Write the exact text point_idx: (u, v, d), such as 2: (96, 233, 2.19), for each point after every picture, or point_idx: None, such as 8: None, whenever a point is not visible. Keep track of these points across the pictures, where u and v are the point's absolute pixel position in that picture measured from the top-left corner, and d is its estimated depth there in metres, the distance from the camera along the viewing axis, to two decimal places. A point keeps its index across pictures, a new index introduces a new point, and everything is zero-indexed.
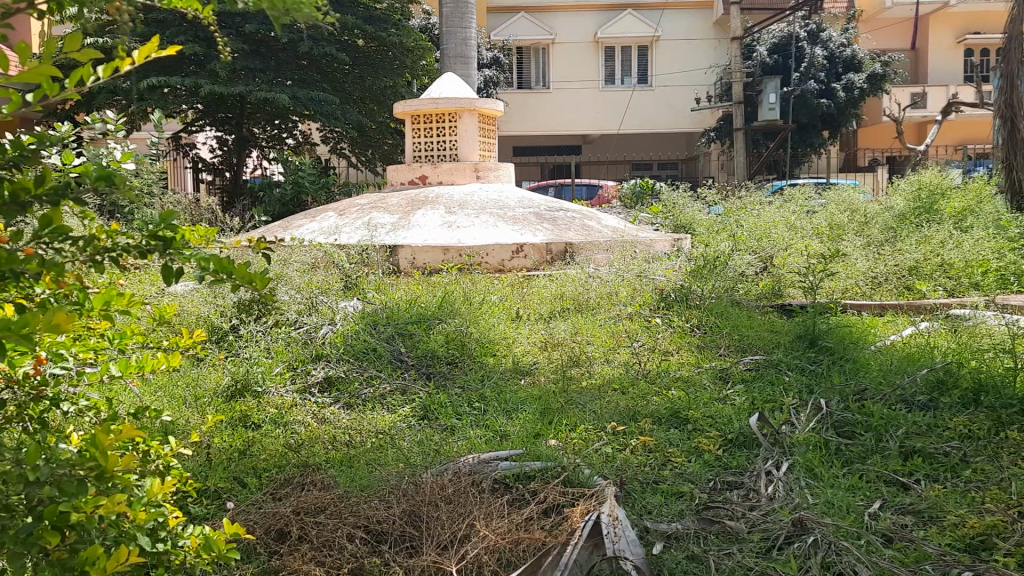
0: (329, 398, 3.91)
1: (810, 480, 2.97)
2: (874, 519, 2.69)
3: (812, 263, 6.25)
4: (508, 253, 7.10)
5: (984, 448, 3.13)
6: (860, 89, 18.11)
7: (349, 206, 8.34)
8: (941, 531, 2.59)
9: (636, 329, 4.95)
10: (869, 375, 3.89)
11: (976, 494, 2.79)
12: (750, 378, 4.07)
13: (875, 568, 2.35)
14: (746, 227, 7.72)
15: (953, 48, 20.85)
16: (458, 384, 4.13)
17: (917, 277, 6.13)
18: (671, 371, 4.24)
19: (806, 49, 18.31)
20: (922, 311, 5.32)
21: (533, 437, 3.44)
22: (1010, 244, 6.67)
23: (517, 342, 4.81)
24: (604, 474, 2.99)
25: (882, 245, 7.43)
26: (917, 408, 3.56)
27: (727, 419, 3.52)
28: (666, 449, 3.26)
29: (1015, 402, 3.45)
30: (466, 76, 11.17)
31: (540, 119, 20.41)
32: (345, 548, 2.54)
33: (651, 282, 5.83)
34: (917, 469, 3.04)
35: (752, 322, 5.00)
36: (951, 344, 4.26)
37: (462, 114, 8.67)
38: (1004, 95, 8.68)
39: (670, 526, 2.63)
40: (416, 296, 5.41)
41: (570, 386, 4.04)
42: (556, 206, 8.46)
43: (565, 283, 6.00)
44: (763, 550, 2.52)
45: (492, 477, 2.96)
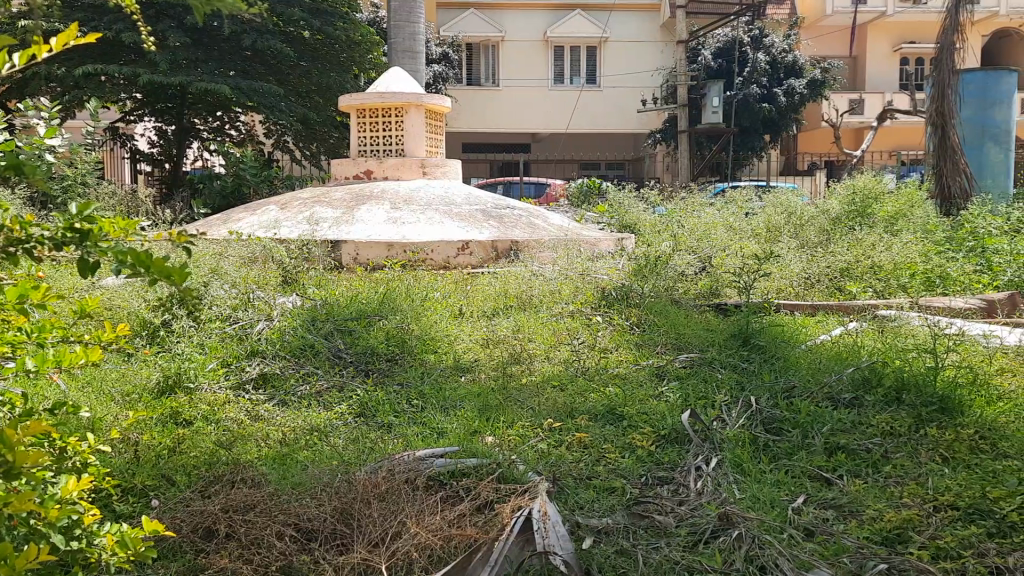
0: (263, 395, 3.87)
1: (737, 475, 3.04)
2: (797, 513, 2.76)
3: (748, 265, 6.37)
4: (453, 251, 7.08)
5: (904, 445, 3.25)
6: (801, 94, 18.53)
7: (291, 199, 8.23)
8: (861, 524, 2.67)
9: (577, 326, 4.99)
10: (799, 373, 3.99)
11: (894, 488, 2.89)
12: (685, 375, 4.15)
13: (795, 560, 2.42)
14: (687, 228, 7.85)
15: (890, 56, 21.52)
16: (398, 381, 4.10)
17: (849, 279, 6.30)
18: (609, 368, 4.29)
19: (750, 53, 18.64)
20: (850, 311, 5.47)
21: (471, 434, 3.44)
22: (936, 248, 6.91)
23: (459, 338, 4.79)
24: (539, 470, 3.01)
25: (816, 246, 7.64)
26: (842, 406, 3.67)
27: (660, 416, 3.58)
28: (601, 446, 3.30)
29: (935, 400, 3.58)
30: (413, 71, 11.10)
31: (488, 116, 20.41)
32: (275, 547, 2.51)
33: (594, 281, 5.88)
34: (840, 465, 3.13)
35: (688, 320, 5.10)
36: (877, 343, 4.40)
37: (408, 109, 8.62)
38: (934, 104, 9.09)
39: (601, 522, 2.67)
40: (357, 292, 5.36)
41: (509, 383, 4.05)
42: (503, 203, 8.45)
43: (508, 281, 6.02)
44: (690, 544, 2.58)
45: (426, 474, 2.93)
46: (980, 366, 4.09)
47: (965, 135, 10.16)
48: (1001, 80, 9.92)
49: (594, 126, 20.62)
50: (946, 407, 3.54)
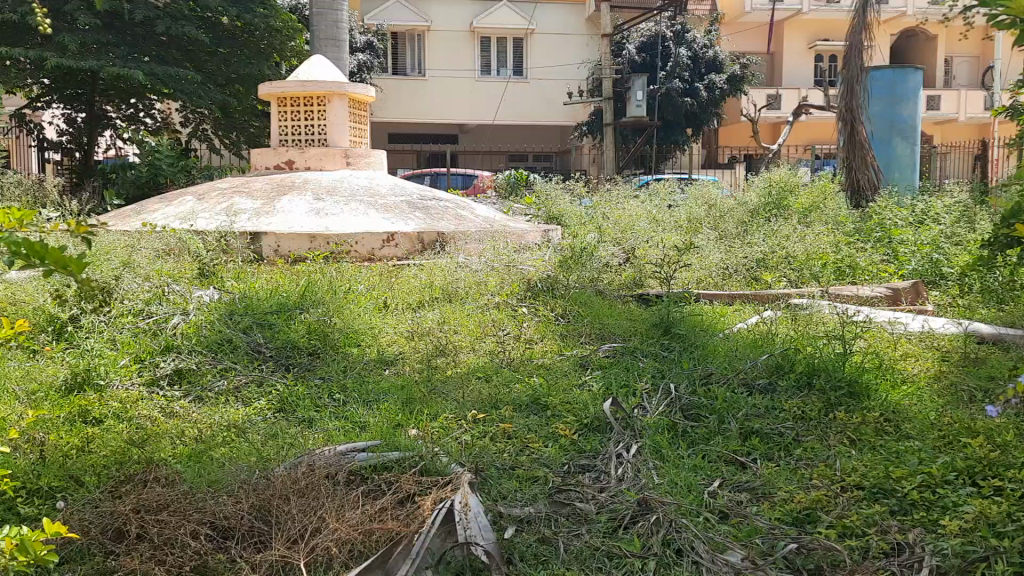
0: (178, 392, 3.76)
1: (657, 461, 3.10)
2: (713, 497, 2.83)
3: (669, 256, 6.49)
4: (378, 242, 7.00)
5: (814, 428, 3.37)
6: (721, 89, 18.97)
7: (209, 189, 8.00)
8: (773, 506, 2.76)
9: (503, 317, 4.99)
10: (716, 361, 4.10)
11: (805, 470, 3.00)
12: (608, 364, 4.20)
13: (710, 543, 2.49)
14: (612, 220, 7.95)
15: (805, 53, 22.22)
16: (319, 375, 4.04)
17: (765, 269, 6.49)
18: (534, 359, 4.31)
19: (673, 48, 18.95)
20: (766, 300, 5.64)
21: (394, 426, 3.40)
22: (847, 238, 7.17)
23: (383, 331, 4.74)
24: (462, 461, 3.00)
25: (735, 237, 7.84)
26: (757, 391, 3.78)
27: (583, 405, 3.62)
28: (524, 436, 3.31)
29: (843, 384, 3.73)
30: (337, 60, 10.89)
31: (414, 107, 20.24)
32: (189, 546, 2.45)
33: (519, 272, 5.89)
34: (754, 449, 3.23)
35: (613, 311, 5.16)
36: (791, 331, 4.54)
37: (331, 98, 8.46)
38: (844, 100, 9.43)
39: (523, 511, 2.68)
40: (278, 285, 5.24)
41: (434, 375, 4.02)
42: (429, 194, 8.39)
43: (433, 273, 5.99)
44: (610, 530, 2.62)
45: (347, 469, 2.88)
46: (886, 351, 4.26)
47: (875, 130, 10.58)
48: (907, 78, 10.37)
49: (520, 118, 20.67)
50: (854, 391, 3.68)
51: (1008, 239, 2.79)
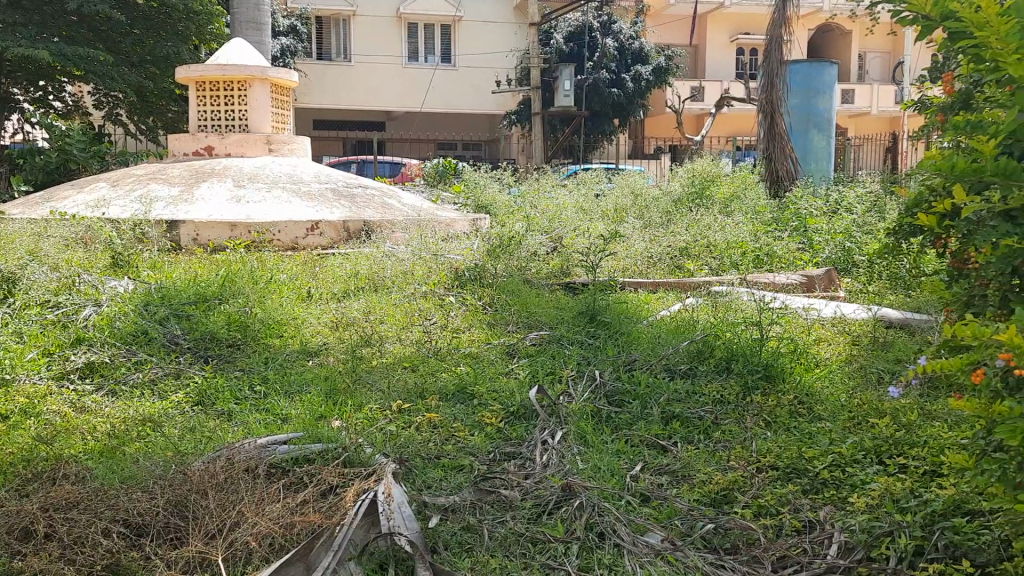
0: (90, 386, 3.63)
1: (581, 447, 3.13)
2: (635, 480, 2.89)
3: (595, 245, 6.58)
4: (301, 231, 6.87)
5: (732, 411, 3.47)
6: (647, 80, 19.22)
7: (124, 176, 7.72)
8: (692, 488, 2.83)
9: (430, 306, 4.95)
10: (640, 347, 4.17)
11: (723, 452, 3.08)
12: (534, 352, 4.22)
13: (631, 526, 2.54)
14: (539, 210, 7.98)
15: (727, 46, 22.70)
16: (239, 367, 3.94)
17: (688, 257, 6.62)
18: (461, 348, 4.29)
19: (600, 38, 19.09)
20: (688, 288, 5.76)
21: (317, 418, 3.34)
22: (766, 227, 7.37)
23: (306, 322, 4.65)
24: (386, 451, 2.97)
25: (659, 226, 7.97)
26: (679, 376, 3.87)
27: (509, 393, 3.62)
28: (451, 424, 3.30)
29: (760, 368, 3.85)
30: (258, 43, 10.60)
31: (340, 93, 19.89)
32: (101, 544, 2.36)
33: (447, 261, 5.85)
34: (674, 432, 3.30)
35: (540, 299, 5.18)
36: (711, 318, 4.65)
37: (252, 82, 8.23)
38: (765, 92, 9.68)
39: (448, 499, 2.67)
40: (196, 274, 5.08)
41: (358, 365, 3.97)
42: (354, 182, 8.27)
43: (359, 262, 5.90)
44: (534, 516, 2.64)
45: (267, 462, 2.82)
46: (800, 337, 4.41)
47: (792, 122, 10.90)
48: (824, 72, 10.70)
49: (448, 106, 20.54)
50: (771, 375, 3.81)
51: (911, 226, 2.90)
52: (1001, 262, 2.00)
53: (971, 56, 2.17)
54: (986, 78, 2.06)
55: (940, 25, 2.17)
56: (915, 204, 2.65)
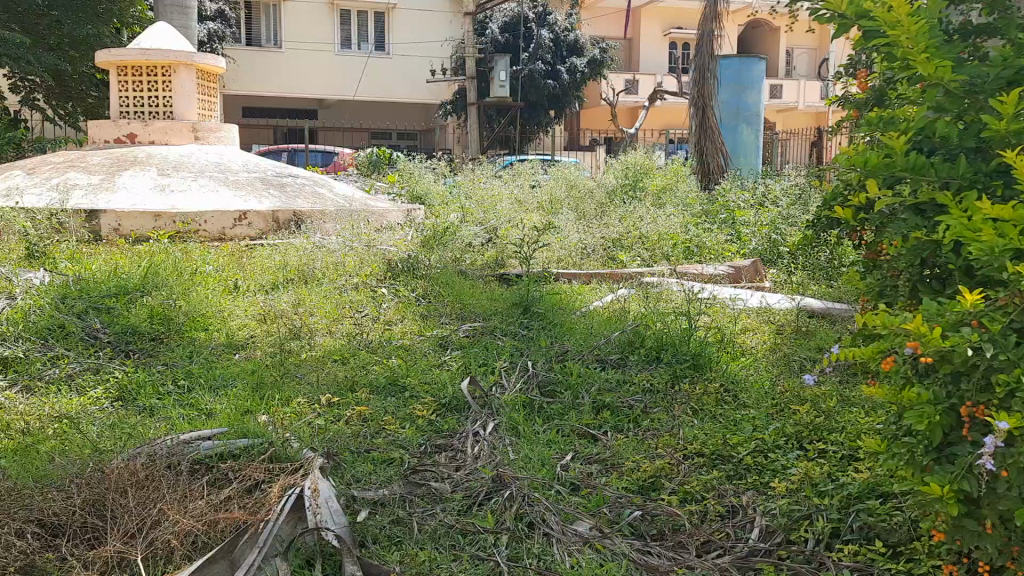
0: (3, 382, 3.48)
1: (513, 437, 3.14)
2: (565, 470, 2.91)
3: (530, 236, 6.59)
4: (229, 221, 6.71)
5: (661, 400, 3.53)
6: (582, 72, 19.34)
7: (40, 163, 7.41)
8: (621, 476, 2.87)
9: (362, 298, 4.90)
10: (572, 337, 4.21)
11: (651, 441, 3.13)
12: (468, 344, 4.21)
13: (561, 514, 2.56)
14: (474, 201, 7.96)
15: (660, 40, 23.00)
16: (162, 361, 3.84)
17: (620, 248, 6.70)
18: (393, 340, 4.25)
19: (535, 30, 19.10)
20: (620, 279, 5.83)
21: (243, 412, 3.27)
22: (696, 219, 7.51)
23: (233, 314, 4.55)
24: (314, 446, 2.92)
25: (592, 218, 8.04)
26: (610, 366, 3.92)
27: (441, 385, 3.61)
28: (381, 418, 3.27)
29: (688, 357, 3.93)
30: (184, 28, 10.28)
31: (272, 80, 19.45)
32: (13, 546, 2.28)
33: (379, 253, 5.79)
34: (605, 422, 3.34)
35: (474, 291, 5.16)
36: (642, 308, 4.72)
37: (177, 68, 7.98)
38: (696, 87, 9.86)
39: (377, 493, 2.65)
40: (117, 266, 4.91)
41: (287, 359, 3.89)
42: (285, 171, 8.11)
43: (288, 253, 5.79)
44: (464, 507, 2.64)
45: (190, 458, 2.75)
46: (727, 326, 4.51)
47: (723, 116, 11.13)
48: (753, 68, 10.94)
49: (383, 95, 20.31)
50: (698, 363, 3.89)
51: (829, 219, 2.98)
52: (911, 253, 2.09)
53: (883, 54, 2.24)
54: (897, 76, 2.13)
55: (854, 23, 2.23)
56: (832, 197, 2.73)
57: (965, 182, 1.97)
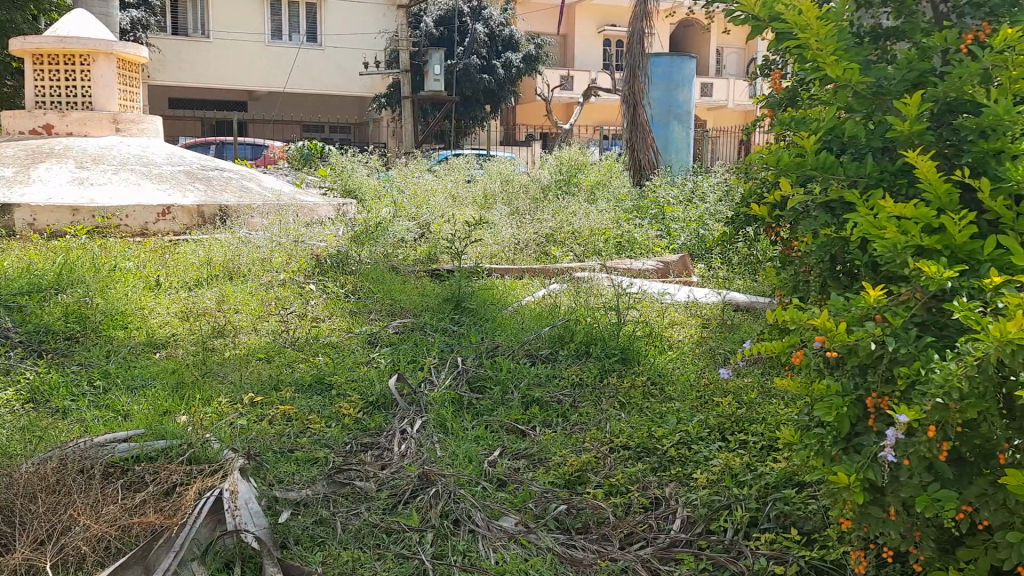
0: None
1: (440, 434, 3.13)
2: (492, 466, 2.91)
3: (462, 231, 6.58)
4: (152, 216, 6.51)
5: (589, 394, 3.57)
6: (517, 68, 19.36)
7: None
8: (547, 470, 2.89)
9: (288, 295, 4.80)
10: (503, 333, 4.22)
11: (578, 435, 3.16)
12: (397, 340, 4.17)
13: (486, 511, 2.56)
14: (407, 195, 7.89)
15: (595, 37, 23.19)
16: (77, 361, 3.70)
17: (553, 244, 6.74)
18: (320, 337, 4.19)
19: (470, 24, 19.04)
20: (552, 274, 5.87)
21: (161, 413, 3.17)
22: (627, 215, 7.61)
23: (154, 312, 4.41)
24: (235, 446, 2.86)
25: (526, 213, 8.08)
26: (540, 361, 3.94)
27: (369, 382, 3.58)
28: (306, 417, 3.22)
29: (617, 351, 3.98)
30: (104, 15, 9.88)
31: (200, 70, 18.93)
32: None
33: (308, 248, 5.68)
34: (533, 417, 3.36)
35: (404, 287, 5.11)
36: (571, 303, 4.76)
37: (96, 57, 7.69)
38: (628, 84, 9.96)
39: (300, 493, 2.61)
40: (30, 264, 4.73)
41: (209, 358, 3.80)
42: (211, 164, 7.91)
43: (213, 249, 5.65)
44: (389, 506, 2.62)
45: (105, 461, 2.66)
46: (655, 320, 4.60)
47: (655, 113, 11.28)
48: (683, 66, 11.11)
49: (316, 87, 19.98)
50: (626, 357, 3.94)
51: (747, 215, 3.05)
52: (821, 250, 2.16)
53: (795, 56, 2.30)
54: (809, 77, 2.20)
55: (768, 25, 2.29)
56: (750, 194, 2.79)
57: (871, 180, 2.05)
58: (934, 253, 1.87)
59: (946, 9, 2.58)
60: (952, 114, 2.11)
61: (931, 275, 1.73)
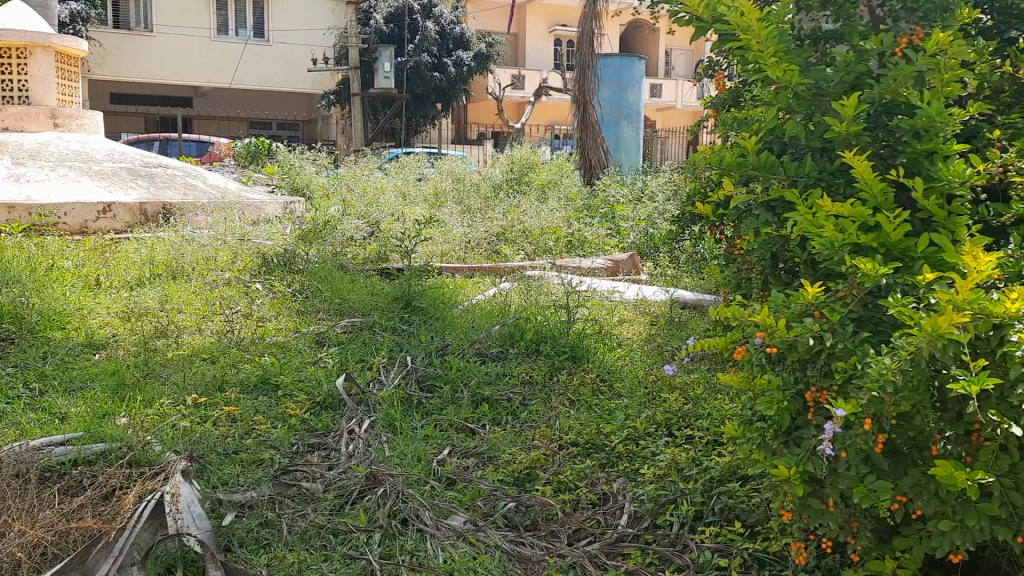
0: None
1: (389, 434, 3.10)
2: (441, 465, 2.90)
3: (412, 229, 6.54)
4: (92, 214, 6.35)
5: (539, 392, 3.58)
6: (468, 66, 19.33)
7: None
8: (496, 468, 2.89)
9: (234, 295, 4.70)
10: (453, 332, 4.20)
11: (528, 432, 3.17)
12: (345, 340, 4.12)
13: (434, 510, 2.55)
14: (356, 193, 7.80)
15: (546, 37, 23.27)
16: (12, 363, 3.59)
17: (504, 242, 6.73)
18: (266, 337, 4.13)
19: (420, 22, 18.93)
20: (502, 272, 5.87)
21: (101, 416, 3.09)
22: (578, 213, 7.66)
23: (93, 313, 4.30)
24: (177, 449, 2.80)
25: (477, 211, 8.10)
26: (490, 360, 3.94)
27: (317, 382, 3.53)
28: (251, 418, 3.17)
29: (566, 349, 4.00)
30: (41, 7, 9.57)
31: (143, 65, 18.49)
32: None
33: (254, 246, 5.59)
34: (483, 415, 3.35)
35: (353, 285, 5.05)
36: (522, 301, 4.77)
37: (33, 50, 7.45)
38: (578, 84, 9.99)
39: (244, 496, 2.56)
40: None
41: (151, 358, 3.71)
42: (154, 161, 7.73)
43: (155, 247, 5.53)
44: (336, 507, 2.59)
45: (40, 465, 2.58)
46: (605, 318, 4.63)
47: (605, 113, 11.36)
48: (632, 67, 11.21)
49: (263, 83, 19.67)
50: (576, 355, 3.97)
51: (692, 214, 3.08)
52: (763, 247, 2.20)
53: (737, 57, 2.34)
54: (751, 78, 2.24)
55: (711, 26, 2.32)
56: (695, 193, 2.82)
57: (811, 180, 2.10)
58: (870, 250, 1.92)
59: (882, 13, 2.64)
60: (888, 115, 2.16)
61: (867, 271, 1.78)
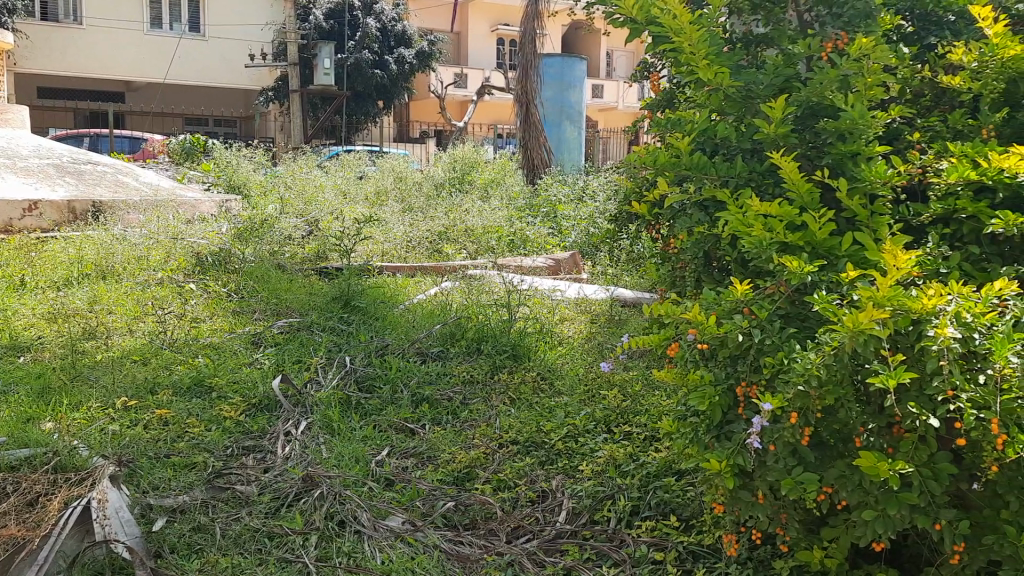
0: None
1: (327, 435, 3.06)
2: (380, 465, 2.88)
3: (352, 228, 6.46)
4: (17, 211, 6.09)
5: (480, 391, 3.58)
6: (410, 64, 19.20)
7: None
8: (436, 468, 2.88)
9: (166, 295, 4.59)
10: (393, 331, 4.18)
11: (467, 431, 3.17)
12: (282, 341, 4.06)
13: (372, 510, 2.54)
14: (294, 191, 7.69)
15: (488, 36, 23.29)
16: None
17: (446, 241, 6.71)
18: (200, 338, 4.04)
19: (361, 18, 18.73)
20: (443, 271, 5.85)
21: (24, 421, 2.97)
22: (519, 213, 7.69)
23: (18, 315, 4.15)
24: (105, 453, 2.73)
25: (418, 210, 8.06)
26: (430, 359, 3.93)
27: (252, 384, 3.47)
28: (184, 421, 3.10)
29: (507, 348, 4.01)
30: None
31: (73, 58, 17.91)
32: None
33: (188, 245, 5.46)
34: (423, 415, 3.34)
35: (290, 285, 4.97)
36: (462, 300, 4.76)
37: None
38: (521, 83, 10.03)
39: (176, 500, 2.51)
40: None
41: (79, 360, 3.59)
42: (84, 157, 7.49)
43: (84, 246, 5.35)
44: (272, 509, 2.55)
45: None
46: (545, 316, 4.66)
47: (547, 112, 11.42)
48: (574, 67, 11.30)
49: (199, 79, 19.24)
50: (516, 354, 3.99)
51: (629, 213, 3.12)
52: (695, 245, 2.24)
53: (671, 59, 2.38)
54: (684, 80, 2.28)
55: (645, 28, 2.35)
56: (631, 192, 2.86)
57: (741, 180, 2.15)
58: (797, 249, 1.97)
59: (809, 18, 2.71)
60: (814, 117, 2.22)
61: (794, 269, 1.83)
